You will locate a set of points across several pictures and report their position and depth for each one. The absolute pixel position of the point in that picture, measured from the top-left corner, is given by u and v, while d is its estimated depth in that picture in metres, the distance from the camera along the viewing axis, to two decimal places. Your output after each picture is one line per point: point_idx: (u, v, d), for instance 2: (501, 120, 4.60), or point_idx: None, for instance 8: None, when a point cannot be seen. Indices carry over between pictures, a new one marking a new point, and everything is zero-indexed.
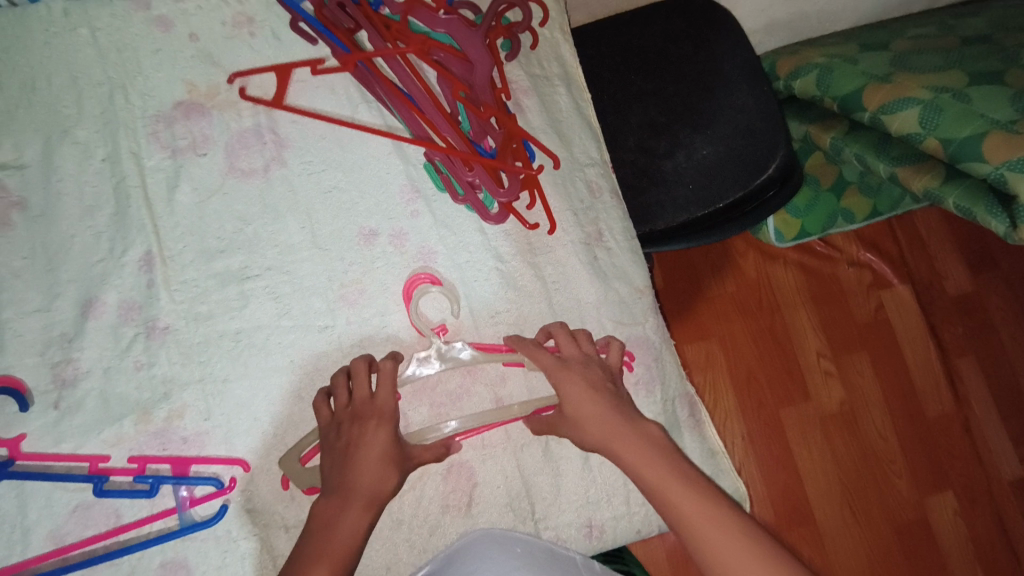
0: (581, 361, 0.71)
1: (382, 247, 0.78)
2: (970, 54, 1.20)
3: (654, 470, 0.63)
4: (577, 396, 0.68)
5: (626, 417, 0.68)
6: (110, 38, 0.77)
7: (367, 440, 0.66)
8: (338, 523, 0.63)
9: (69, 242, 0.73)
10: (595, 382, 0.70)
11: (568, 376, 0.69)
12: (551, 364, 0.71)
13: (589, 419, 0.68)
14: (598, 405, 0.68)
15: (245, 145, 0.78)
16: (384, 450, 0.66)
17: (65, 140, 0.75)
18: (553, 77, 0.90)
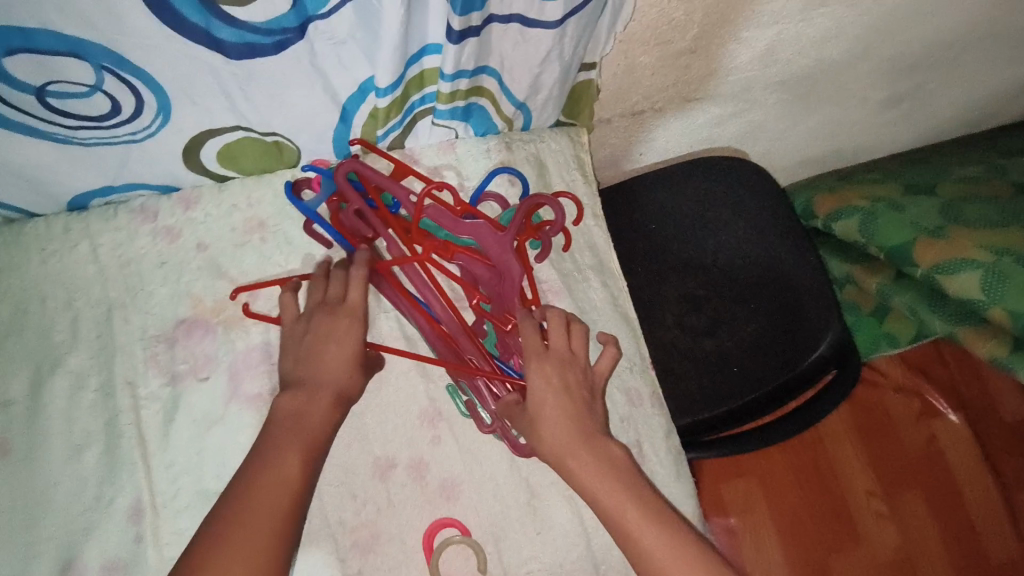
0: (564, 358, 0.68)
1: (401, 481, 0.71)
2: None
3: (636, 527, 0.60)
4: (544, 392, 0.66)
5: (587, 433, 0.65)
6: (112, 254, 0.72)
7: (333, 337, 0.66)
8: (263, 485, 0.58)
9: (51, 490, 0.66)
10: (570, 384, 0.67)
11: (542, 365, 0.67)
12: (531, 352, 0.67)
13: (554, 426, 0.65)
14: (568, 413, 0.66)
15: (250, 364, 0.72)
16: (350, 353, 0.66)
17: (58, 370, 0.69)
18: (587, 270, 0.83)
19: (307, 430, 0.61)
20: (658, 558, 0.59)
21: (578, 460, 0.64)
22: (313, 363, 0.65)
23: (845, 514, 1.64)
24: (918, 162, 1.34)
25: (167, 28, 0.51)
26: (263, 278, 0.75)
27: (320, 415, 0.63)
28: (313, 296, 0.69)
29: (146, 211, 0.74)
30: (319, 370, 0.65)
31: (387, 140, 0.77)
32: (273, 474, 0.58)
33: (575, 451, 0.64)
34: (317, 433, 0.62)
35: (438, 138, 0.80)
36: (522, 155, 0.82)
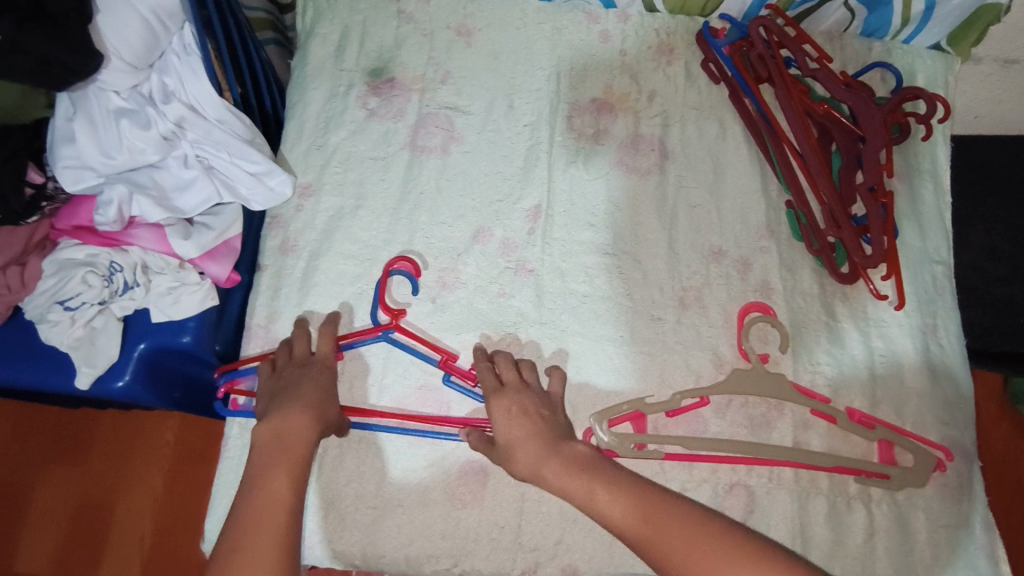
0: (518, 387, 0.73)
1: (728, 268, 0.85)
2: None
3: (605, 506, 0.61)
4: (507, 424, 0.70)
5: (551, 439, 0.68)
6: (563, 37, 0.95)
7: (302, 376, 0.73)
8: (286, 434, 0.66)
9: (482, 178, 0.89)
10: (528, 410, 0.70)
11: (502, 401, 0.71)
12: (489, 391, 0.73)
13: (524, 447, 0.68)
14: (534, 431, 0.69)
15: (635, 145, 0.91)
16: (323, 387, 0.72)
17: (505, 103, 0.92)
18: (925, 173, 0.91)
19: (293, 446, 0.65)
20: (616, 516, 0.60)
21: (551, 469, 0.65)
22: (287, 398, 0.70)
23: None
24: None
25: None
26: (661, 90, 0.93)
27: (303, 430, 0.67)
28: (280, 358, 0.76)
29: (593, 17, 0.96)
30: (293, 399, 0.70)
31: (796, 11, 0.92)
32: (267, 496, 0.60)
33: (546, 463, 0.66)
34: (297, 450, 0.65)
35: (832, 24, 0.94)
36: (899, 59, 0.95)
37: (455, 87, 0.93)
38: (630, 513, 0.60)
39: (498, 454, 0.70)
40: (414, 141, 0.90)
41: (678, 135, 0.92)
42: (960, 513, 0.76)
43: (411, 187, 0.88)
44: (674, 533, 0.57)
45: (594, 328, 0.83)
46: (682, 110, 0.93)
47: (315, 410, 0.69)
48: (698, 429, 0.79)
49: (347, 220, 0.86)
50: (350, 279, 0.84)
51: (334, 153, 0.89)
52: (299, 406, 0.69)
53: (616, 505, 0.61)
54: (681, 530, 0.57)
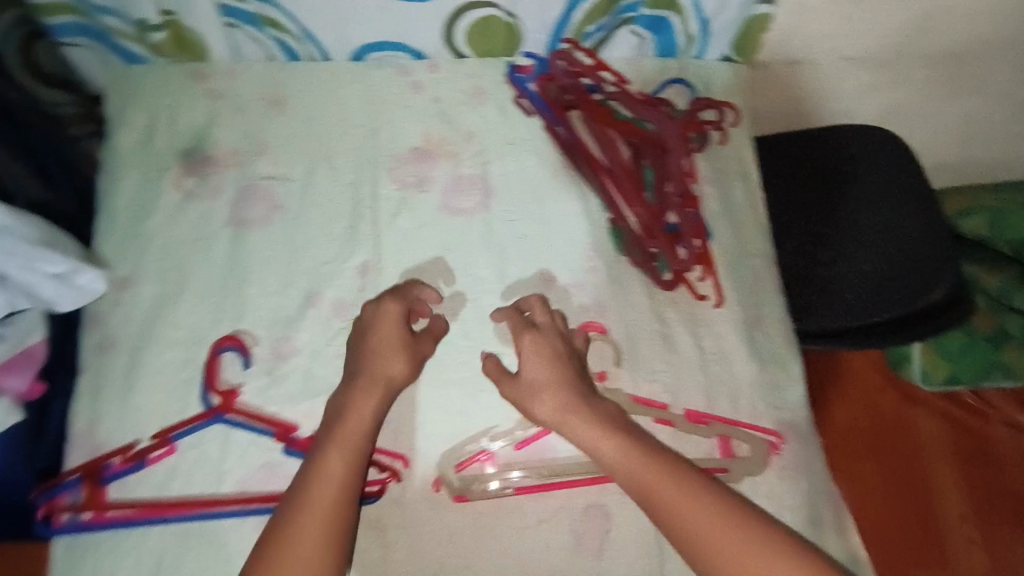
0: (555, 333, 0.76)
1: (560, 293, 0.87)
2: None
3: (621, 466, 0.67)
4: (536, 364, 0.73)
5: (585, 391, 0.72)
6: (376, 94, 0.97)
7: (374, 329, 0.75)
8: (348, 415, 0.69)
9: (310, 242, 0.89)
10: (554, 353, 0.74)
11: (534, 338, 0.75)
12: (523, 330, 0.76)
13: (544, 390, 0.72)
14: (551, 375, 0.72)
15: (458, 188, 0.93)
16: (391, 337, 0.75)
17: (326, 166, 0.93)
18: (734, 173, 0.96)
19: (354, 423, 0.69)
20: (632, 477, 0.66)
21: (575, 421, 0.69)
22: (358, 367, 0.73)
23: (934, 536, 1.61)
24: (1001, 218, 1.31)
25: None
26: (477, 131, 0.96)
27: (366, 407, 0.70)
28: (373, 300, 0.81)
29: (403, 70, 0.98)
30: (372, 353, 0.74)
31: (591, 42, 0.97)
32: (325, 484, 0.64)
33: (573, 414, 0.70)
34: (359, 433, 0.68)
35: (629, 50, 0.99)
36: (693, 74, 1.00)
37: (273, 156, 0.93)
38: (643, 472, 0.66)
39: (522, 387, 0.74)
40: (236, 216, 0.89)
41: (498, 172, 0.94)
42: (801, 491, 0.79)
43: (236, 262, 0.87)
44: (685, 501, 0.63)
45: (435, 370, 0.82)
46: (500, 147, 0.96)
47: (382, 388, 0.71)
48: (549, 457, 0.80)
49: (170, 306, 0.84)
50: (179, 365, 0.82)
51: (153, 240, 0.87)
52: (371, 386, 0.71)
53: (630, 464, 0.66)
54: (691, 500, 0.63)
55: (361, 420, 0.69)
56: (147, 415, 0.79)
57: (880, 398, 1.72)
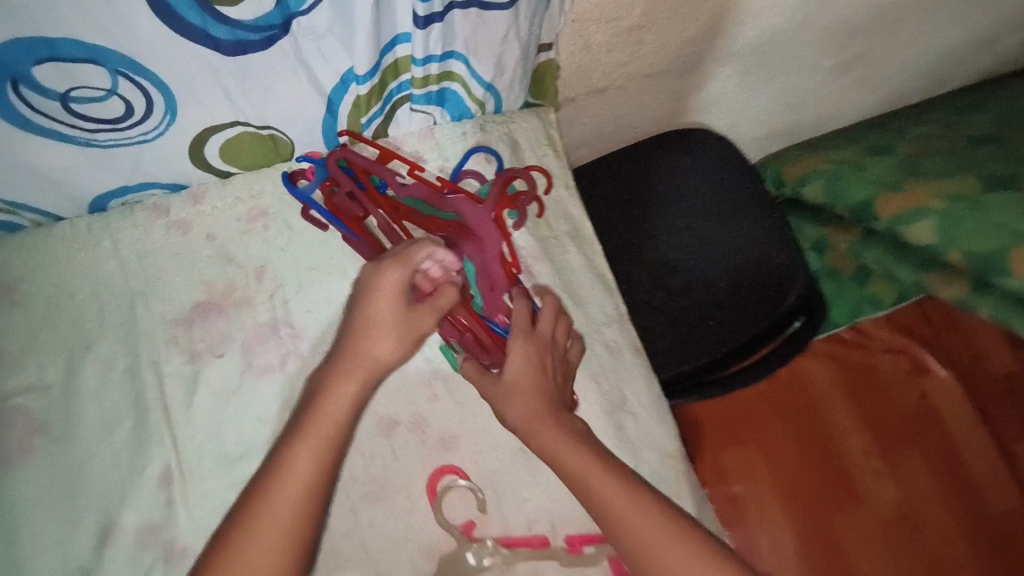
0: (546, 342, 0.74)
1: (404, 438, 0.78)
2: (966, 229, 1.08)
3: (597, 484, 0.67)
4: (517, 368, 0.73)
5: (555, 411, 0.72)
6: (132, 248, 0.79)
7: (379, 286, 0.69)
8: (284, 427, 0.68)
9: (91, 461, 0.73)
10: (539, 359, 0.73)
11: (524, 343, 0.73)
12: (518, 333, 0.73)
13: (522, 396, 0.72)
14: (529, 381, 0.73)
15: (261, 339, 0.79)
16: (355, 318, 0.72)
17: (88, 356, 0.76)
18: (563, 237, 0.89)
19: (330, 415, 0.66)
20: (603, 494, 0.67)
21: (549, 432, 0.71)
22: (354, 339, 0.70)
23: (844, 477, 1.68)
24: (836, 182, 1.29)
25: (153, 14, 0.55)
26: (268, 262, 0.81)
27: (343, 397, 0.67)
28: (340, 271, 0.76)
29: (158, 207, 0.80)
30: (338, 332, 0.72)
31: (372, 130, 0.84)
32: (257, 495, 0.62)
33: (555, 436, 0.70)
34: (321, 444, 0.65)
35: (418, 125, 0.87)
36: (496, 134, 0.89)
37: (16, 364, 0.75)
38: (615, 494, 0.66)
39: (498, 390, 0.74)
40: None
41: (302, 308, 0.81)
42: None
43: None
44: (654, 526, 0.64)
45: None
46: (298, 275, 0.82)
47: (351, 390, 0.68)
48: None
49: None
50: None
51: None
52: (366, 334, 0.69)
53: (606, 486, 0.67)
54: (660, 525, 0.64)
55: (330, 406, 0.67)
56: None
57: None
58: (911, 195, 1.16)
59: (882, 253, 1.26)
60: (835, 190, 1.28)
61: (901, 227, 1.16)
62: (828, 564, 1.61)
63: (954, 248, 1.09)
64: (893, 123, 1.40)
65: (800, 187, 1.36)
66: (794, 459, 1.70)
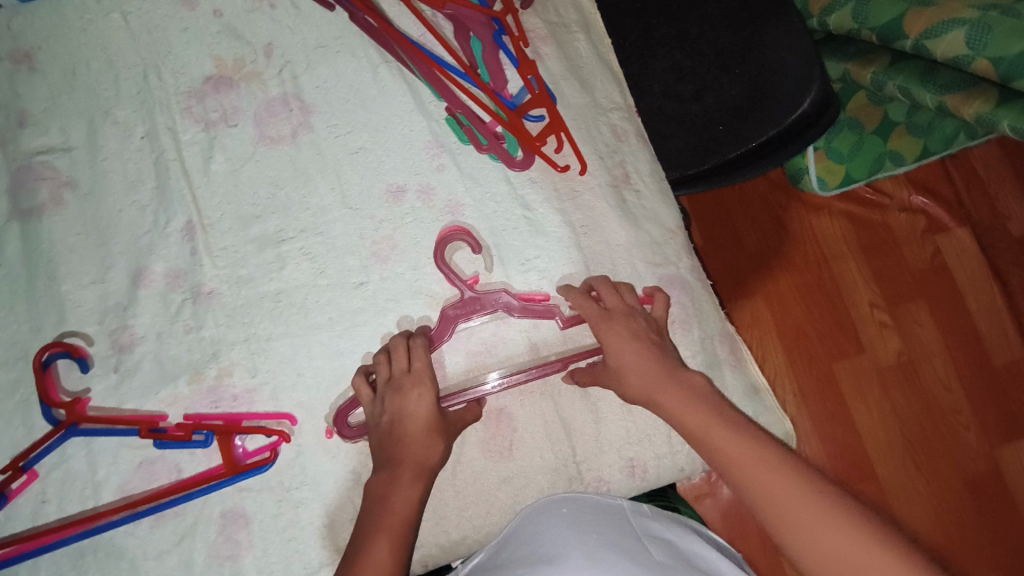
0: (628, 314, 0.73)
1: (411, 203, 0.80)
2: (994, 36, 1.04)
3: (722, 446, 0.63)
4: (622, 352, 0.71)
5: (670, 367, 0.69)
6: (140, 21, 0.81)
7: (406, 405, 0.68)
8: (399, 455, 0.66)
9: (117, 216, 0.76)
10: (642, 337, 0.71)
11: (612, 328, 0.72)
12: (609, 324, 0.72)
13: (632, 369, 0.70)
14: (648, 361, 0.70)
15: (273, 112, 0.81)
16: (427, 418, 0.68)
17: (108, 121, 0.78)
18: (571, 24, 0.88)
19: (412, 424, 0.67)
20: (726, 449, 0.63)
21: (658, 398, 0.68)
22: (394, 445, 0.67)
23: (848, 328, 1.63)
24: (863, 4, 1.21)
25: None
26: (276, 40, 0.82)
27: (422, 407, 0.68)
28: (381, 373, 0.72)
29: None
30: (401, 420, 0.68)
31: None
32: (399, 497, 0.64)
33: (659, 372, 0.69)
34: (424, 456, 0.67)
35: None
36: None
37: (41, 125, 0.77)
38: (743, 451, 0.62)
39: (608, 371, 0.72)
40: (16, 206, 0.75)
41: (311, 82, 0.82)
42: (695, 340, 0.81)
43: (37, 260, 0.74)
44: (760, 464, 0.61)
45: (294, 316, 0.76)
46: (306, 53, 0.82)
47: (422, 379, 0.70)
48: (438, 376, 0.77)
49: None
50: (10, 386, 0.73)
51: None
52: (418, 380, 0.70)
53: (731, 444, 0.62)
54: (763, 462, 0.61)
55: (422, 418, 0.68)
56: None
57: (785, 210, 1.66)
58: (942, 7, 1.10)
59: (907, 79, 1.20)
60: (861, 11, 1.21)
61: (929, 42, 1.11)
62: (826, 409, 1.59)
63: (981, 57, 1.06)
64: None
65: (826, 16, 1.27)
66: (799, 309, 1.64)
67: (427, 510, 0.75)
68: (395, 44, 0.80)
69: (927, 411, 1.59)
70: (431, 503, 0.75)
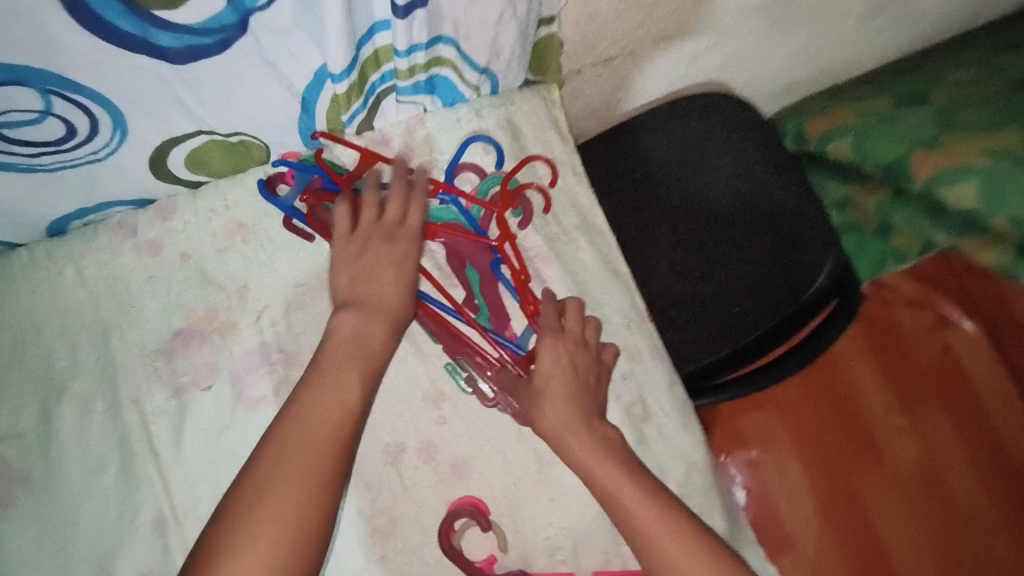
0: (577, 340, 0.73)
1: (413, 466, 0.72)
2: (1011, 192, 1.01)
3: (632, 508, 0.64)
4: (551, 371, 0.70)
5: (587, 417, 0.69)
6: (97, 274, 0.72)
7: (389, 267, 0.70)
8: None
9: (77, 512, 0.68)
10: (580, 375, 0.71)
11: (554, 339, 0.72)
12: (548, 330, 0.72)
13: (557, 406, 0.69)
14: (572, 392, 0.70)
15: (251, 367, 0.73)
16: (393, 300, 0.69)
17: (65, 398, 0.70)
18: (573, 231, 0.81)
19: (371, 352, 0.67)
20: (635, 512, 0.64)
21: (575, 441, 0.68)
22: (366, 285, 0.69)
23: (865, 435, 1.60)
24: (863, 139, 1.18)
25: (99, 39, 0.50)
26: (251, 282, 0.74)
27: (382, 340, 0.68)
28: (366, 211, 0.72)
29: (124, 227, 0.73)
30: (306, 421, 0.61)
31: (356, 126, 0.76)
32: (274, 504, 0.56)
33: (635, 506, 0.64)
34: (377, 352, 0.67)
35: (407, 116, 0.78)
36: (495, 120, 0.80)
37: None
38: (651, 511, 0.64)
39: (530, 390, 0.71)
40: None
41: (291, 329, 0.74)
42: None
43: None
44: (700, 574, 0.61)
45: None
46: (283, 292, 0.75)
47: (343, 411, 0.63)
48: None
49: None
50: None
51: None
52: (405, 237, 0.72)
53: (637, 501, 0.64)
54: (675, 533, 0.62)
55: (395, 287, 0.70)
56: None
57: None
58: (950, 153, 1.08)
59: (914, 216, 1.18)
60: (863, 147, 1.17)
61: (939, 189, 1.08)
62: (850, 524, 1.55)
63: (999, 212, 1.03)
64: (927, 65, 1.29)
65: (824, 144, 1.23)
66: (813, 418, 1.62)
67: None
68: None
69: (955, 519, 1.55)
70: None
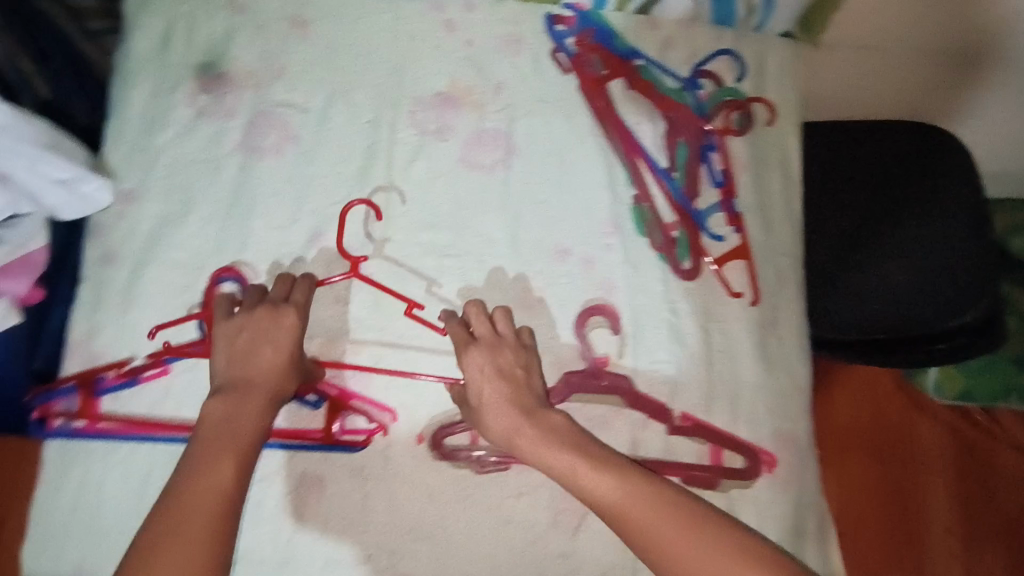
0: (492, 341, 0.74)
1: (571, 266, 0.84)
2: None
3: (600, 489, 0.62)
4: (482, 381, 0.71)
5: (527, 407, 0.69)
6: (404, 27, 0.90)
7: (270, 351, 0.71)
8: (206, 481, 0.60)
9: (318, 180, 0.85)
10: (506, 370, 0.72)
11: (474, 354, 0.72)
12: (463, 346, 0.74)
13: (501, 417, 0.69)
14: (508, 400, 0.70)
15: (481, 142, 0.87)
16: (285, 340, 0.71)
17: (344, 98, 0.87)
18: (773, 162, 0.89)
19: (254, 395, 0.68)
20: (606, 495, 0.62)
21: (527, 437, 0.67)
22: (248, 365, 0.69)
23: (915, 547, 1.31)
24: None
25: None
26: (508, 81, 0.89)
27: (269, 355, 0.70)
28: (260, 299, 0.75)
29: (435, 4, 0.91)
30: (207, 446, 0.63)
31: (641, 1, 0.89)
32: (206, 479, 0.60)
33: (587, 474, 0.64)
34: (280, 385, 0.69)
35: (681, 13, 0.91)
36: (749, 48, 0.92)
37: (288, 83, 0.87)
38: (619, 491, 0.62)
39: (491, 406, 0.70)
40: (246, 143, 0.85)
41: (523, 129, 0.88)
42: (789, 499, 0.79)
43: (244, 191, 0.84)
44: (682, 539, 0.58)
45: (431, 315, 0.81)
46: (528, 101, 0.89)
47: (237, 442, 0.65)
48: None
49: (171, 229, 0.82)
50: (177, 289, 0.81)
51: (160, 157, 0.84)
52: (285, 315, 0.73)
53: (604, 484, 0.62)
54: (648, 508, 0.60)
55: (278, 353, 0.71)
56: (140, 332, 0.79)
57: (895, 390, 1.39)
58: None
59: None
60: None
61: None
62: None
63: None
64: None
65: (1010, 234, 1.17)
66: (868, 500, 1.34)
67: (484, 555, 0.76)
68: (613, 127, 0.87)
69: None
70: (486, 546, 0.77)
